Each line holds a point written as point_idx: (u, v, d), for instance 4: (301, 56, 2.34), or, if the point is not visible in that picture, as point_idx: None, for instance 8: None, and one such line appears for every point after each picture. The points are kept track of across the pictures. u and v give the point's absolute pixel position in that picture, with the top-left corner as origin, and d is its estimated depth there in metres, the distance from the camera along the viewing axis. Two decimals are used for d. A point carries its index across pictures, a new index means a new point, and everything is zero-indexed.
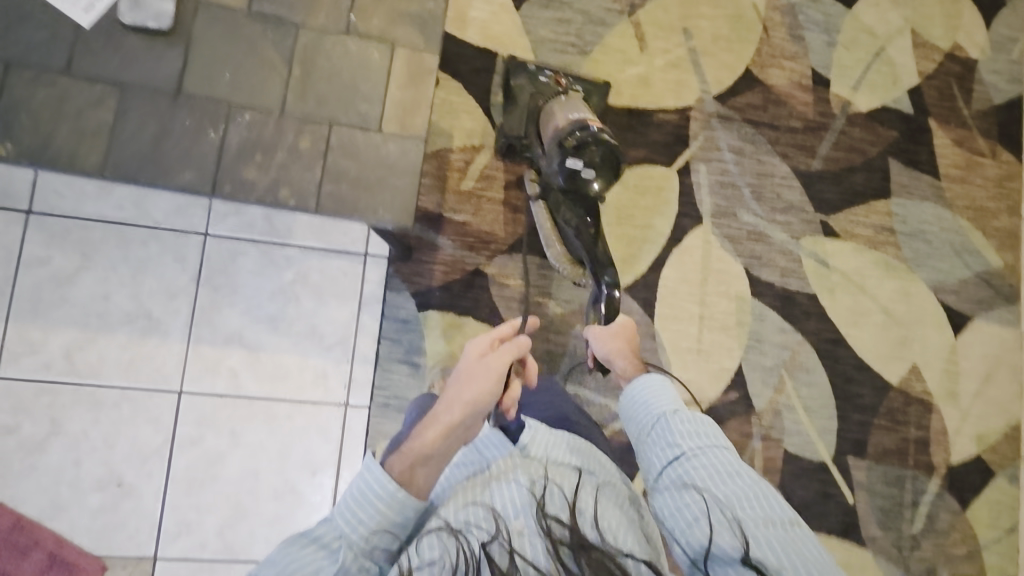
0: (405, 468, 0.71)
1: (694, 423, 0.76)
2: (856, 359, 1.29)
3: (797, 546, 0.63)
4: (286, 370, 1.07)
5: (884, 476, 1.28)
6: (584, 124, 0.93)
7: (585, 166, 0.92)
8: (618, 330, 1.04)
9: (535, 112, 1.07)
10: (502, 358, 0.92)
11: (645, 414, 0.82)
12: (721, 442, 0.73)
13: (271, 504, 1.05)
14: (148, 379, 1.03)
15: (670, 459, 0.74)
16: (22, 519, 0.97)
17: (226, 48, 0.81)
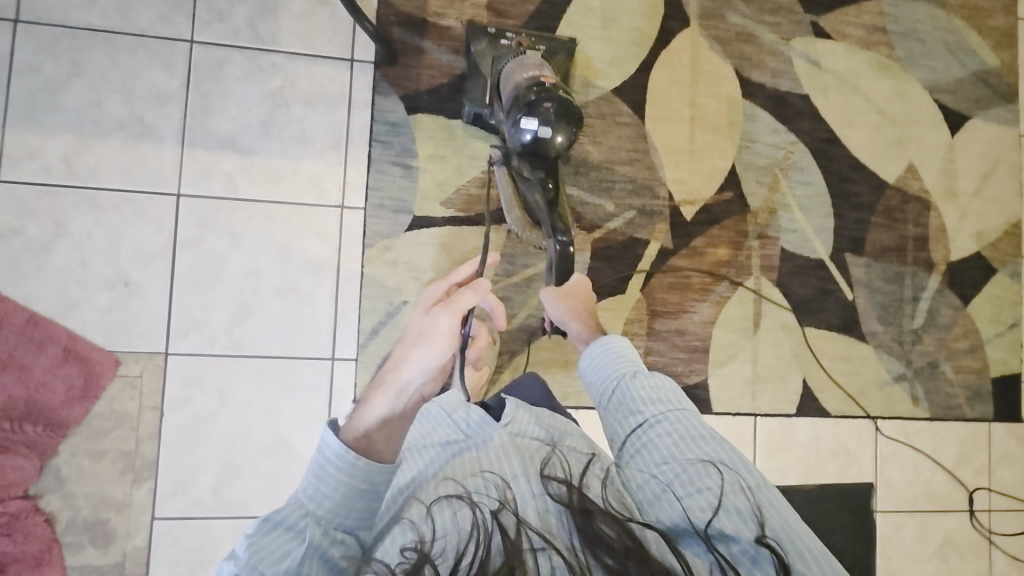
0: (361, 434, 0.72)
1: (652, 388, 0.83)
2: (851, 159, 1.28)
3: (763, 502, 0.69)
4: (281, 174, 1.08)
5: (883, 273, 1.28)
6: (536, 82, 0.93)
7: (540, 125, 0.90)
8: (573, 291, 1.05)
9: (493, 77, 1.04)
10: (455, 311, 0.88)
11: (606, 375, 0.88)
12: (681, 407, 0.79)
13: (275, 302, 1.07)
14: (147, 182, 1.04)
15: (636, 427, 0.79)
16: (35, 314, 1.00)
17: None
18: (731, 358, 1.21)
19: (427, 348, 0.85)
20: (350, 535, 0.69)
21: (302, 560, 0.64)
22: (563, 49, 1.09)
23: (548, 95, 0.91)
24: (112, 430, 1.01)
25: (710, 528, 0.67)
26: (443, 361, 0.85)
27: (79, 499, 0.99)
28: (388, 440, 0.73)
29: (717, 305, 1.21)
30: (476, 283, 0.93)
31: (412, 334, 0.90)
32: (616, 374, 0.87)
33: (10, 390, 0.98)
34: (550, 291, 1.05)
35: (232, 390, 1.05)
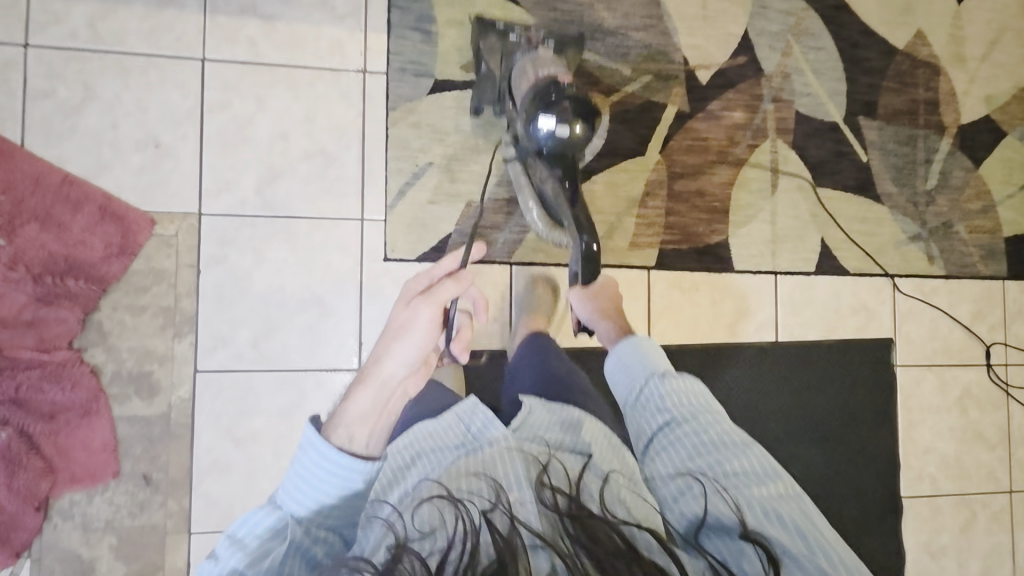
0: (343, 432, 0.85)
1: (678, 392, 0.89)
2: (861, 25, 1.30)
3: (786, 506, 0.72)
4: (303, 39, 1.09)
5: (896, 136, 1.30)
6: (552, 82, 0.93)
7: (558, 122, 0.90)
8: (598, 291, 1.10)
9: (505, 76, 1.04)
10: (435, 303, 0.90)
11: (634, 375, 0.95)
12: (705, 410, 0.85)
13: (303, 164, 1.09)
14: (171, 47, 1.05)
15: (662, 425, 0.86)
16: (71, 174, 1.02)
17: None
18: (751, 219, 1.23)
19: (408, 343, 0.89)
20: (332, 532, 0.79)
21: (284, 557, 0.72)
22: (573, 45, 1.09)
23: (564, 94, 0.91)
24: (151, 286, 1.03)
25: (718, 521, 0.69)
26: (423, 354, 0.91)
27: (123, 352, 1.02)
28: (369, 437, 0.86)
29: (735, 167, 1.23)
30: (460, 274, 0.93)
31: (394, 324, 0.92)
32: (643, 374, 0.94)
33: (50, 247, 0.99)
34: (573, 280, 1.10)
35: (266, 249, 1.07)
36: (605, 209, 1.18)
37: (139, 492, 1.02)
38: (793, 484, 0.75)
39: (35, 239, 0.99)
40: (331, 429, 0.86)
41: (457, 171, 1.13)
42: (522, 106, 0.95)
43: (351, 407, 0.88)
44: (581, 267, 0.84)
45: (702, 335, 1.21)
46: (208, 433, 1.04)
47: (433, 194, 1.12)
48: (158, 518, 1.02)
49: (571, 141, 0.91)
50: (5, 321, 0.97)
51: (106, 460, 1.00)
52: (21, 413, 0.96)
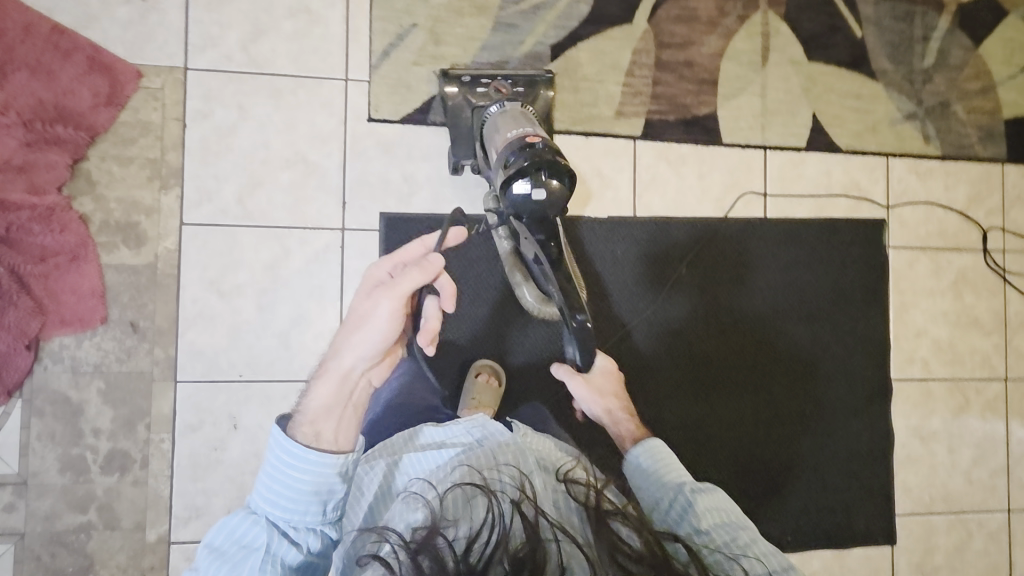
0: (309, 428, 0.77)
1: (715, 506, 0.82)
2: None
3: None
4: None
5: (893, 12, 1.27)
6: (524, 143, 0.87)
7: (530, 185, 0.83)
8: (597, 379, 1.08)
9: (481, 134, 1.02)
10: (399, 294, 0.82)
11: (663, 489, 0.88)
12: (738, 522, 0.81)
13: (288, 23, 1.09)
14: None
15: (693, 538, 0.79)
16: (59, 25, 1.03)
17: None
18: (739, 91, 1.21)
19: (369, 335, 0.82)
20: (312, 530, 0.76)
21: (261, 566, 0.71)
22: (541, 84, 1.05)
23: (536, 155, 0.85)
24: (138, 138, 1.05)
25: None
26: (386, 346, 0.83)
27: (111, 203, 1.04)
28: (338, 432, 0.78)
29: (725, 38, 1.21)
30: (426, 261, 0.84)
31: (353, 317, 0.85)
32: (676, 484, 0.87)
33: (39, 94, 1.01)
34: (569, 368, 1.09)
35: (250, 106, 1.08)
36: (591, 77, 1.17)
37: (127, 338, 1.03)
38: None
39: (24, 87, 1.01)
40: (297, 424, 0.78)
41: (442, 34, 1.13)
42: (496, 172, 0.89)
43: (314, 398, 0.80)
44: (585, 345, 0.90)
45: (686, 207, 1.20)
46: (194, 284, 1.05)
47: (417, 56, 1.12)
48: (145, 364, 1.03)
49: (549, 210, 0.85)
50: None
51: (94, 306, 1.02)
52: (11, 252, 0.99)
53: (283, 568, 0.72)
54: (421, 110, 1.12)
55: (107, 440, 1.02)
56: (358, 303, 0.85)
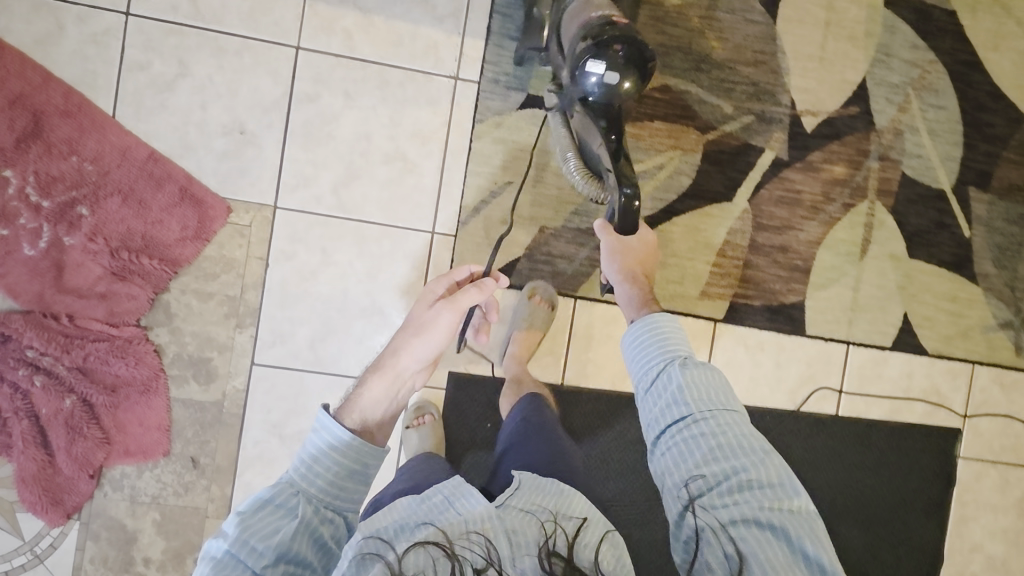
0: (357, 415, 0.80)
1: (700, 379, 0.78)
2: (991, 86, 1.18)
3: (798, 523, 0.68)
4: (399, 36, 1.05)
5: (1006, 213, 1.20)
6: (607, 22, 0.82)
7: (608, 68, 0.80)
8: (631, 245, 1.00)
9: (556, 23, 0.92)
10: (457, 310, 0.92)
11: (648, 355, 0.83)
12: (732, 413, 0.75)
13: (382, 168, 1.06)
14: (268, 31, 1.03)
15: (678, 420, 0.76)
16: (156, 152, 1.01)
17: None
18: (832, 282, 1.16)
19: (425, 342, 0.91)
20: (339, 515, 0.72)
21: (294, 534, 0.66)
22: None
23: (621, 37, 0.81)
24: (220, 274, 1.04)
25: (705, 444, 0.73)
26: (438, 356, 0.93)
27: (186, 336, 1.03)
28: (379, 424, 0.83)
29: (825, 225, 1.16)
30: (482, 283, 0.95)
31: (412, 322, 0.93)
32: (660, 359, 0.81)
33: (129, 223, 1.01)
34: (605, 224, 1.00)
35: (334, 251, 1.06)
36: (681, 253, 1.13)
37: (185, 473, 1.04)
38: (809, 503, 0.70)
39: (115, 214, 1.00)
40: (344, 412, 0.80)
41: (535, 195, 1.09)
42: (568, 55, 0.84)
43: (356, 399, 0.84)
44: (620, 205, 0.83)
45: (757, 395, 1.16)
46: (257, 426, 1.05)
47: (506, 214, 1.09)
48: (201, 500, 1.04)
49: (623, 90, 0.82)
50: (81, 291, 1.00)
51: (159, 439, 1.02)
52: (84, 382, 0.99)
53: (304, 546, 0.67)
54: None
55: (157, 570, 1.04)
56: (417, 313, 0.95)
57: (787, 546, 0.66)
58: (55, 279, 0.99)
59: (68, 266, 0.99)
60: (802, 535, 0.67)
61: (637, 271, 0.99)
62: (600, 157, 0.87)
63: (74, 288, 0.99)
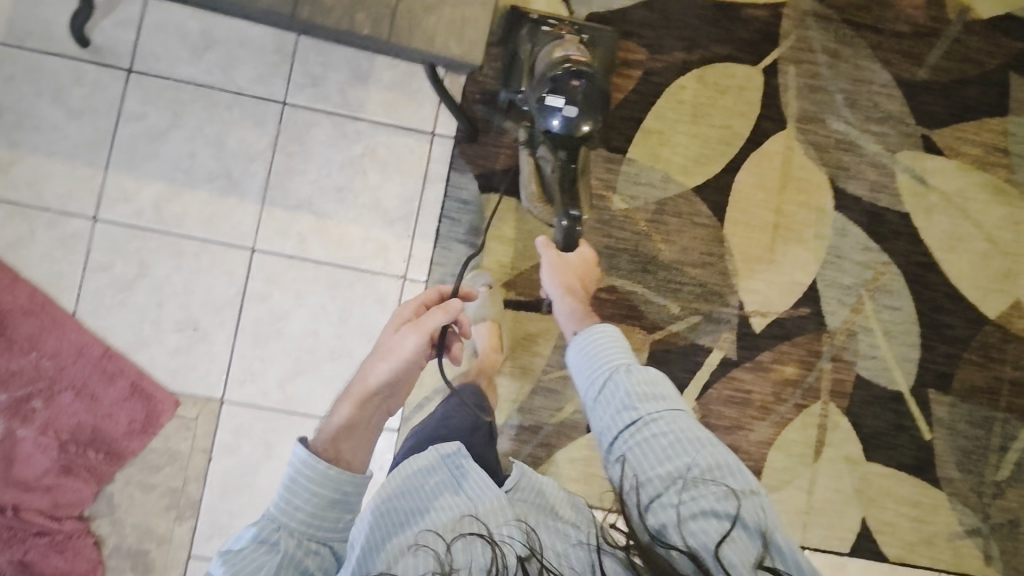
0: (332, 445, 0.78)
1: (647, 384, 0.78)
2: (949, 287, 1.18)
3: (758, 509, 0.66)
4: (350, 239, 1.11)
5: (970, 416, 1.16)
6: (568, 59, 0.89)
7: (567, 104, 0.87)
8: (570, 261, 1.02)
9: (529, 63, 0.98)
10: (423, 330, 0.92)
11: (594, 367, 0.83)
12: (677, 409, 0.75)
13: (328, 363, 1.09)
14: (225, 235, 1.09)
15: (629, 424, 0.75)
16: (111, 348, 1.06)
17: None
18: (785, 484, 1.13)
19: (392, 362, 0.89)
20: (325, 545, 0.71)
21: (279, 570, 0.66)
22: (608, 42, 1.02)
23: (579, 75, 0.88)
24: (163, 466, 1.06)
25: (655, 441, 0.72)
26: (409, 375, 0.91)
27: (128, 526, 1.05)
28: (356, 457, 0.78)
29: (777, 426, 1.13)
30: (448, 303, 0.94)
31: (378, 348, 0.93)
32: (607, 367, 0.82)
33: (80, 416, 1.04)
34: (546, 241, 1.02)
35: (277, 444, 1.07)
36: None
37: None
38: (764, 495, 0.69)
39: (68, 407, 1.04)
40: (317, 444, 0.78)
41: None
42: (534, 87, 0.90)
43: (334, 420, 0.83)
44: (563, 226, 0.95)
45: None
46: None
47: None
48: None
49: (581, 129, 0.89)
50: (28, 483, 1.02)
51: None
52: None
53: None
54: (472, 138, 1.13)
55: None
56: (386, 337, 0.95)
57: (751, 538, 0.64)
58: (5, 471, 1.01)
59: (18, 458, 1.02)
60: (767, 525, 0.65)
61: (578, 287, 1.00)
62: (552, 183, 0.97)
63: (22, 480, 1.01)
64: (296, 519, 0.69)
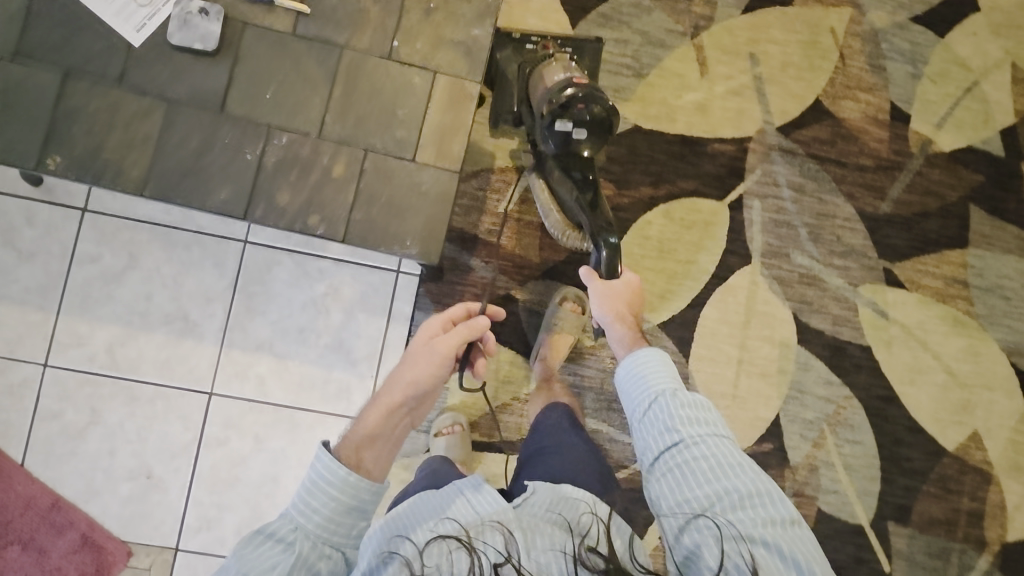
0: (352, 452, 0.73)
1: (693, 409, 0.76)
2: (908, 420, 1.20)
3: (798, 543, 0.65)
4: (311, 381, 1.10)
5: (928, 546, 1.18)
6: (571, 81, 0.90)
7: (575, 127, 0.90)
8: (617, 288, 1.01)
9: (525, 83, 1.01)
10: (448, 346, 0.87)
11: (640, 390, 0.82)
12: (721, 436, 0.73)
13: None
14: (181, 378, 1.09)
15: (670, 447, 0.74)
16: (60, 499, 1.04)
17: (272, 69, 0.79)
18: None
19: (417, 376, 0.84)
20: (337, 551, 0.67)
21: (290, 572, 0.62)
22: (592, 50, 1.08)
23: (584, 96, 0.88)
24: None
25: (694, 467, 0.71)
26: (431, 389, 0.84)
27: None
28: (376, 462, 0.75)
29: None
30: (473, 320, 0.91)
31: (406, 358, 0.88)
32: (651, 391, 0.81)
33: (27, 570, 1.03)
34: (592, 271, 0.98)
35: None
36: None
37: None
38: (807, 531, 0.67)
39: (15, 560, 1.03)
40: (340, 449, 0.73)
41: None
42: (539, 111, 0.92)
43: (359, 428, 0.78)
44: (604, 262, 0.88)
45: None
46: None
47: None
48: None
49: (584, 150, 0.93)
50: None
51: None
52: None
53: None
54: (437, 277, 1.11)
55: None
56: (414, 350, 0.88)
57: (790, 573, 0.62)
58: None
59: None
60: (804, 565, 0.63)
61: (628, 314, 1.00)
62: (573, 207, 0.93)
63: None
64: (311, 523, 0.66)
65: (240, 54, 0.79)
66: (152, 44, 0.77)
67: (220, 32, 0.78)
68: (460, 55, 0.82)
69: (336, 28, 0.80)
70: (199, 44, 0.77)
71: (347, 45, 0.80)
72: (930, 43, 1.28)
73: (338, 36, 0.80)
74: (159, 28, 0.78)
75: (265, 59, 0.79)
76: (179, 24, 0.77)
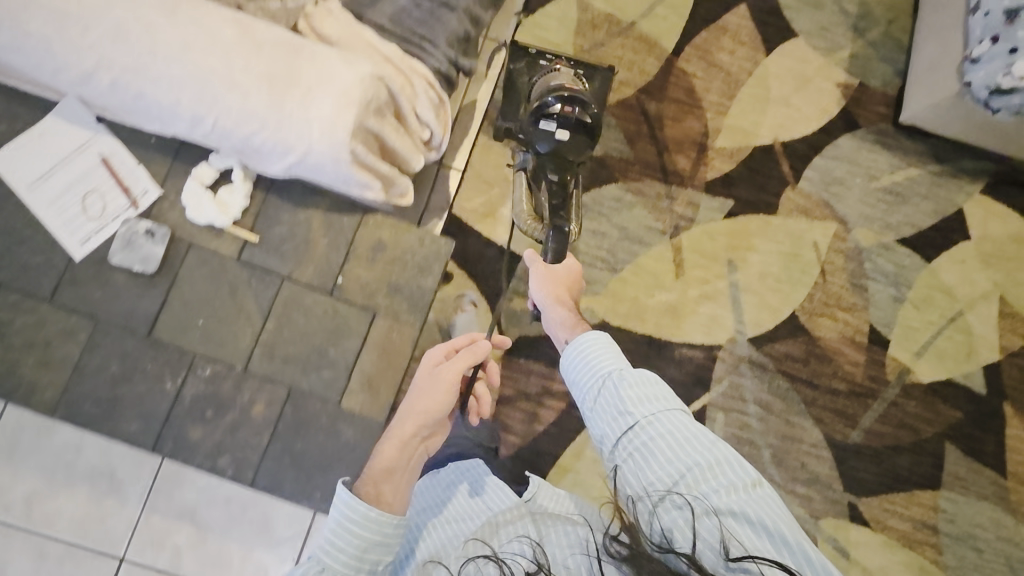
0: (372, 491, 0.71)
1: (644, 386, 0.71)
2: None
3: (761, 503, 0.62)
4: (229, 559, 1.04)
5: None
6: (562, 86, 0.86)
7: (559, 127, 0.83)
8: (557, 272, 0.96)
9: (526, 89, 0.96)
10: (452, 373, 0.81)
11: (589, 376, 0.74)
12: (673, 407, 0.69)
13: None
14: (95, 540, 1.02)
15: (625, 430, 0.69)
16: None
17: (203, 301, 0.93)
18: None
19: (429, 410, 0.79)
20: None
21: None
22: (601, 77, 0.97)
23: (571, 100, 0.84)
24: None
25: (647, 450, 0.67)
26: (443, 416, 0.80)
27: None
28: (396, 496, 0.72)
29: None
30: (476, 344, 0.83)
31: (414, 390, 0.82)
32: (601, 373, 0.74)
33: None
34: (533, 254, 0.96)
35: None
36: None
37: None
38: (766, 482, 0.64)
39: None
40: (361, 492, 0.71)
41: None
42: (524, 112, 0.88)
43: (377, 459, 0.76)
44: (553, 241, 0.82)
45: None
46: None
47: None
48: None
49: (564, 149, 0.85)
50: None
51: None
52: None
53: None
54: None
55: None
56: (420, 380, 0.82)
57: (756, 537, 0.60)
58: None
59: None
60: (769, 527, 0.60)
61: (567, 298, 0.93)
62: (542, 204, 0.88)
63: None
64: (340, 563, 0.65)
65: (178, 274, 0.93)
66: (90, 258, 0.92)
67: (161, 256, 0.92)
68: (401, 303, 0.97)
69: (283, 259, 0.95)
70: (139, 266, 0.91)
71: (289, 276, 0.95)
72: (915, 266, 1.25)
73: (282, 267, 0.95)
74: (98, 247, 0.93)
75: (201, 288, 0.93)
76: (121, 246, 0.92)
